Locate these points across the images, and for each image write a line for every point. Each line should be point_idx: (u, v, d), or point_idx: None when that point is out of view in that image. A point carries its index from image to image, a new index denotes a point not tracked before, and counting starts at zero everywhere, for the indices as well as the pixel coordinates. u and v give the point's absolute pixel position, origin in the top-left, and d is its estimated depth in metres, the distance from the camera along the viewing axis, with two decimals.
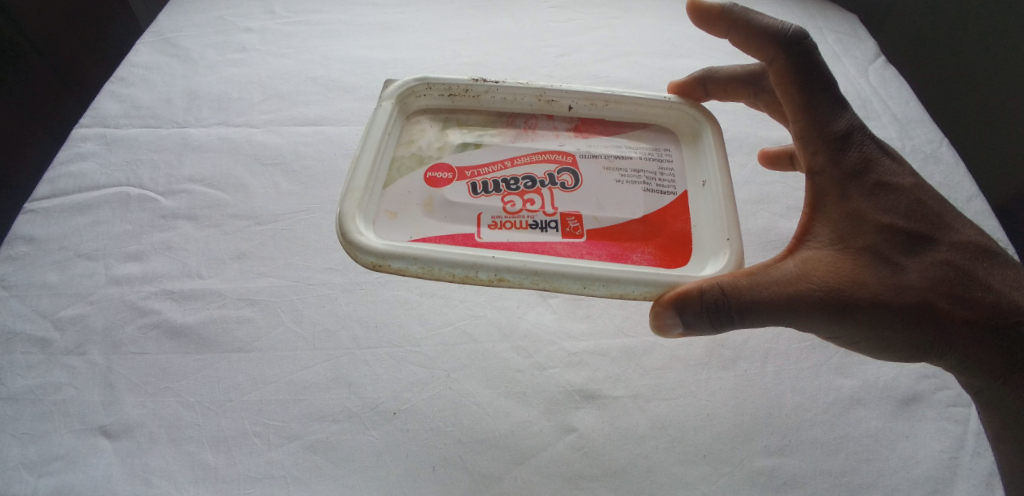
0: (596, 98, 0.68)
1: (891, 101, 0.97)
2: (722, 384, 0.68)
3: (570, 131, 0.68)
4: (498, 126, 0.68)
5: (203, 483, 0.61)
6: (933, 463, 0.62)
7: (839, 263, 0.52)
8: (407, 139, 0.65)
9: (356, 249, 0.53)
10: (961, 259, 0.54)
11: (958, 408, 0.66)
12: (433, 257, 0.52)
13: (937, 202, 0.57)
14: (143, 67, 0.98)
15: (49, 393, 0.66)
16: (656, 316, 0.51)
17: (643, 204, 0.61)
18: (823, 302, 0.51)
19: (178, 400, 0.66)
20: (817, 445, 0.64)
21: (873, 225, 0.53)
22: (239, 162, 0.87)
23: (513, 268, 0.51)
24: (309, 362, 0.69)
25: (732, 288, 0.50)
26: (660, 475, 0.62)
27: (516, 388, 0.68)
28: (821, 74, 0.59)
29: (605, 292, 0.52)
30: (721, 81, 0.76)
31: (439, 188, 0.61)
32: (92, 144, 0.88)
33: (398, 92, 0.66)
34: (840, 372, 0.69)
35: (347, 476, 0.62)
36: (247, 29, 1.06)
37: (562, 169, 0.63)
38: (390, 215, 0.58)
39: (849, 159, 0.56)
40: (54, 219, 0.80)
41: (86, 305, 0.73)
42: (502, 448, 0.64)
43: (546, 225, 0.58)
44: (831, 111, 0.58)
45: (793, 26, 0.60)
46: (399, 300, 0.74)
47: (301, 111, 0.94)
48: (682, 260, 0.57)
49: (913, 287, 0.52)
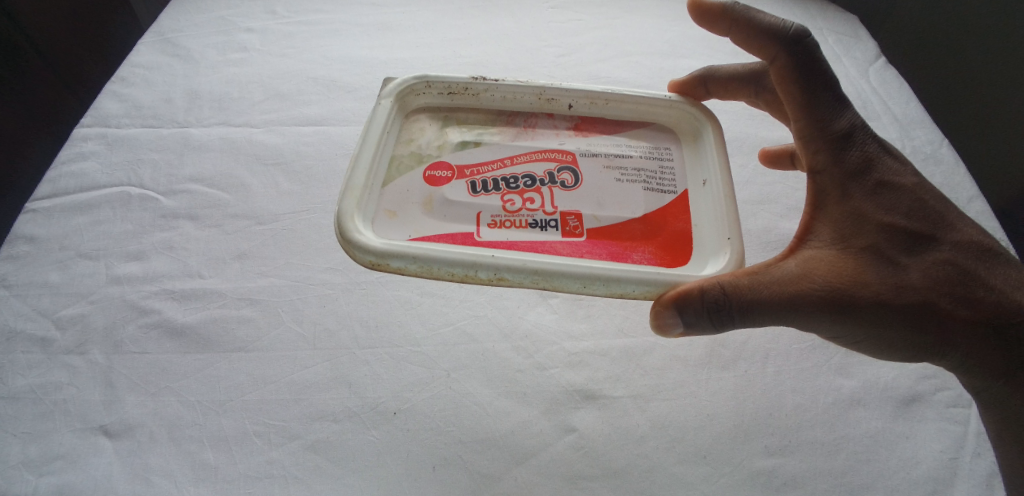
0: (596, 97, 0.68)
1: (891, 101, 0.97)
2: (722, 384, 0.68)
3: (570, 129, 0.68)
4: (498, 124, 0.68)
5: (204, 483, 0.61)
6: (933, 464, 0.62)
7: (840, 263, 0.52)
8: (407, 137, 0.65)
9: (355, 248, 0.53)
10: (963, 259, 0.54)
11: (958, 408, 0.66)
12: (432, 256, 0.52)
13: (938, 201, 0.57)
14: (144, 67, 0.98)
15: (50, 393, 0.66)
16: (657, 316, 0.51)
17: (643, 203, 0.61)
18: (824, 302, 0.51)
19: (178, 400, 0.66)
20: (817, 446, 0.64)
21: (874, 224, 0.54)
22: (239, 162, 0.87)
23: (513, 268, 0.51)
24: (310, 362, 0.69)
25: (733, 288, 0.50)
26: (660, 476, 0.62)
27: (516, 387, 0.68)
28: (822, 73, 0.59)
29: (605, 291, 0.52)
30: (721, 80, 0.76)
31: (438, 187, 0.61)
32: (93, 144, 0.88)
33: (397, 91, 0.66)
34: (840, 372, 0.69)
35: (348, 475, 0.62)
36: (247, 29, 1.06)
37: (562, 168, 0.63)
38: (389, 214, 0.58)
39: (850, 158, 0.56)
40: (55, 219, 0.80)
41: (86, 305, 0.73)
42: (502, 448, 0.64)
43: (546, 224, 0.58)
44: (833, 110, 0.58)
45: (795, 24, 0.60)
46: (399, 300, 0.74)
47: (301, 111, 0.94)
48: (682, 259, 0.57)
49: (915, 287, 0.52)
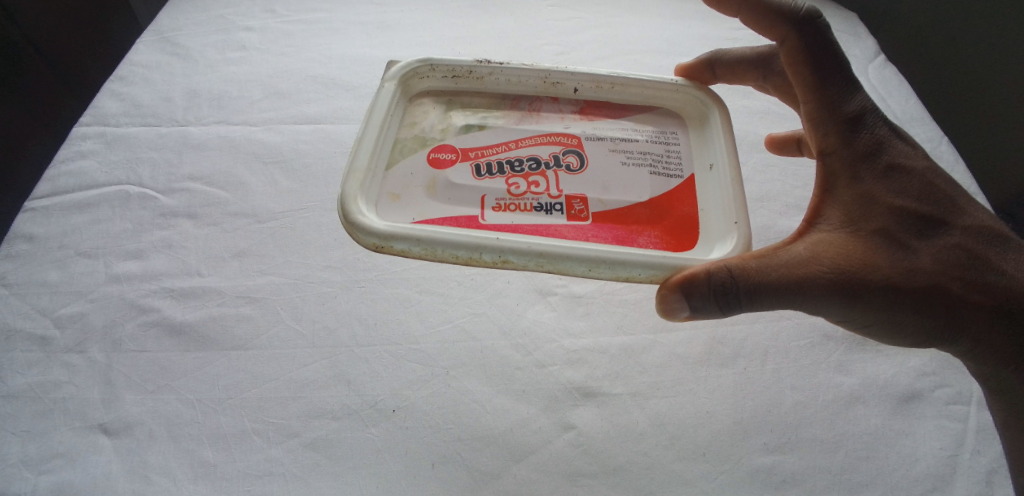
0: (603, 80, 0.68)
1: (891, 99, 0.97)
2: (722, 381, 0.68)
3: (575, 113, 0.68)
4: (502, 108, 0.68)
5: (203, 480, 0.61)
6: (933, 461, 0.62)
7: (850, 245, 0.52)
8: (410, 121, 0.65)
9: (357, 230, 0.53)
10: (973, 243, 0.54)
11: (959, 405, 0.65)
12: (437, 238, 0.52)
13: (950, 186, 0.57)
14: (143, 66, 0.98)
15: (49, 391, 0.66)
16: (663, 299, 0.51)
17: (650, 187, 0.61)
18: (832, 285, 0.51)
19: (178, 397, 0.66)
20: (817, 443, 0.64)
21: (885, 207, 0.53)
22: (238, 160, 0.87)
23: (518, 250, 0.51)
24: (308, 360, 0.69)
25: (742, 270, 0.50)
26: (659, 473, 0.62)
27: (516, 386, 0.68)
28: (833, 54, 0.59)
29: (611, 274, 0.52)
30: (729, 64, 0.77)
31: (442, 170, 0.61)
32: (92, 143, 0.88)
33: (401, 73, 0.66)
34: (840, 369, 0.69)
35: (346, 474, 0.62)
36: (246, 28, 1.06)
37: (567, 151, 0.63)
38: (392, 198, 0.58)
39: (861, 141, 0.56)
40: (54, 217, 0.80)
41: (86, 303, 0.73)
42: (501, 446, 0.64)
43: (551, 207, 0.58)
44: (843, 92, 0.58)
45: (806, 5, 0.60)
46: (398, 298, 0.74)
47: (300, 110, 0.94)
48: (688, 242, 0.57)
49: (925, 270, 0.52)
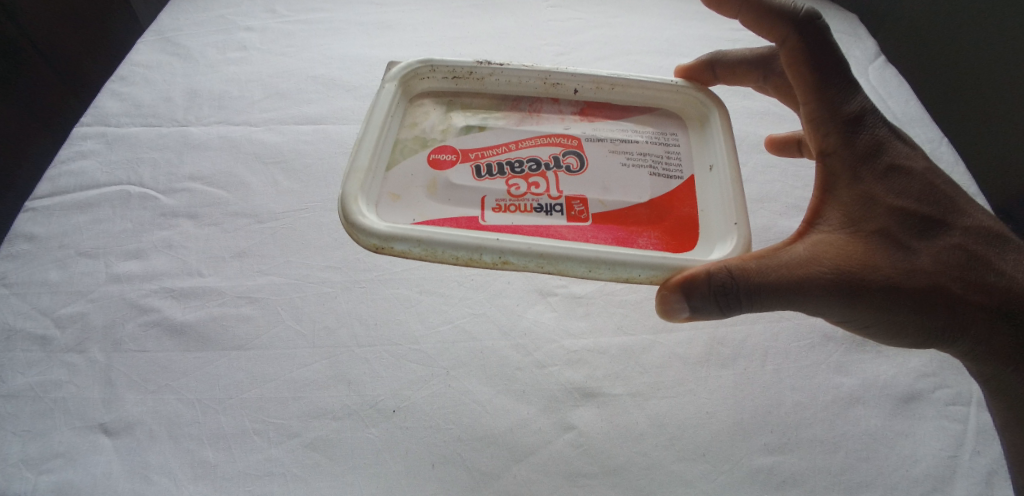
0: (603, 81, 0.68)
1: (891, 100, 0.97)
2: (722, 382, 0.68)
3: (575, 115, 0.68)
4: (503, 109, 0.68)
5: (203, 480, 0.61)
6: (932, 462, 0.62)
7: (850, 245, 0.52)
8: (411, 121, 0.65)
9: (358, 231, 0.53)
10: (973, 244, 0.54)
11: (958, 406, 0.65)
12: (437, 239, 0.52)
13: (950, 186, 0.57)
14: (143, 66, 0.98)
15: (50, 391, 0.66)
16: (663, 300, 0.51)
17: (650, 188, 0.61)
18: (832, 285, 0.51)
19: (178, 397, 0.66)
20: (817, 444, 0.64)
21: (885, 208, 0.53)
22: (239, 161, 0.87)
23: (518, 251, 0.51)
24: (309, 360, 0.69)
25: (742, 271, 0.50)
26: (659, 473, 0.62)
27: (516, 386, 0.68)
28: (833, 55, 0.59)
29: (611, 274, 0.52)
30: (729, 65, 0.77)
31: (443, 170, 0.61)
32: (92, 142, 0.88)
33: (401, 74, 0.66)
34: (839, 370, 0.69)
35: (346, 474, 0.62)
36: (247, 28, 1.06)
37: (567, 152, 0.63)
38: (392, 198, 0.58)
39: (861, 142, 0.56)
40: (55, 217, 0.80)
41: (86, 303, 0.73)
42: (501, 446, 0.64)
43: (551, 208, 0.58)
44: (843, 93, 0.58)
45: (806, 7, 0.60)
46: (398, 298, 0.74)
47: (301, 110, 0.94)
48: (688, 243, 0.58)
49: (925, 270, 0.52)
